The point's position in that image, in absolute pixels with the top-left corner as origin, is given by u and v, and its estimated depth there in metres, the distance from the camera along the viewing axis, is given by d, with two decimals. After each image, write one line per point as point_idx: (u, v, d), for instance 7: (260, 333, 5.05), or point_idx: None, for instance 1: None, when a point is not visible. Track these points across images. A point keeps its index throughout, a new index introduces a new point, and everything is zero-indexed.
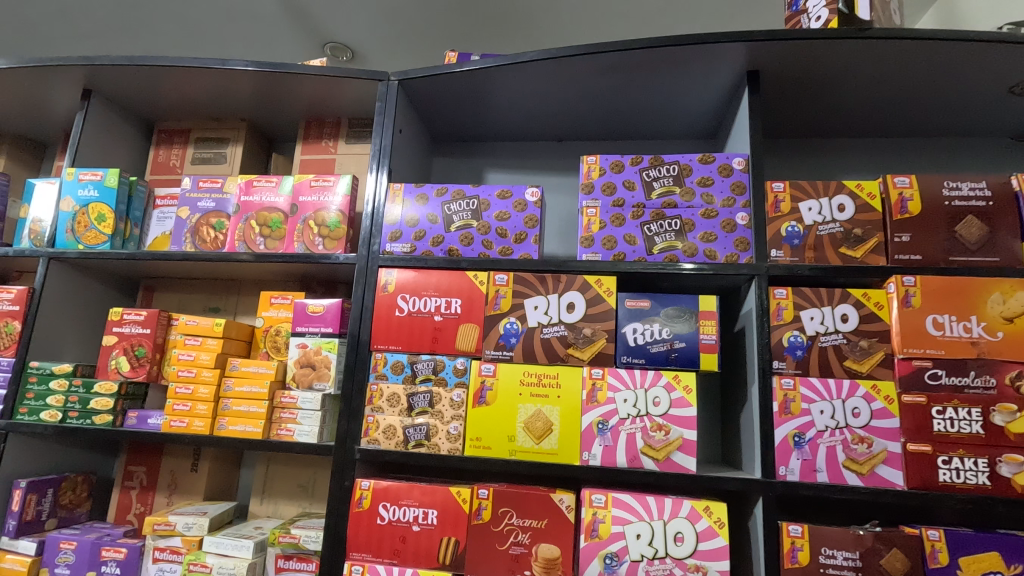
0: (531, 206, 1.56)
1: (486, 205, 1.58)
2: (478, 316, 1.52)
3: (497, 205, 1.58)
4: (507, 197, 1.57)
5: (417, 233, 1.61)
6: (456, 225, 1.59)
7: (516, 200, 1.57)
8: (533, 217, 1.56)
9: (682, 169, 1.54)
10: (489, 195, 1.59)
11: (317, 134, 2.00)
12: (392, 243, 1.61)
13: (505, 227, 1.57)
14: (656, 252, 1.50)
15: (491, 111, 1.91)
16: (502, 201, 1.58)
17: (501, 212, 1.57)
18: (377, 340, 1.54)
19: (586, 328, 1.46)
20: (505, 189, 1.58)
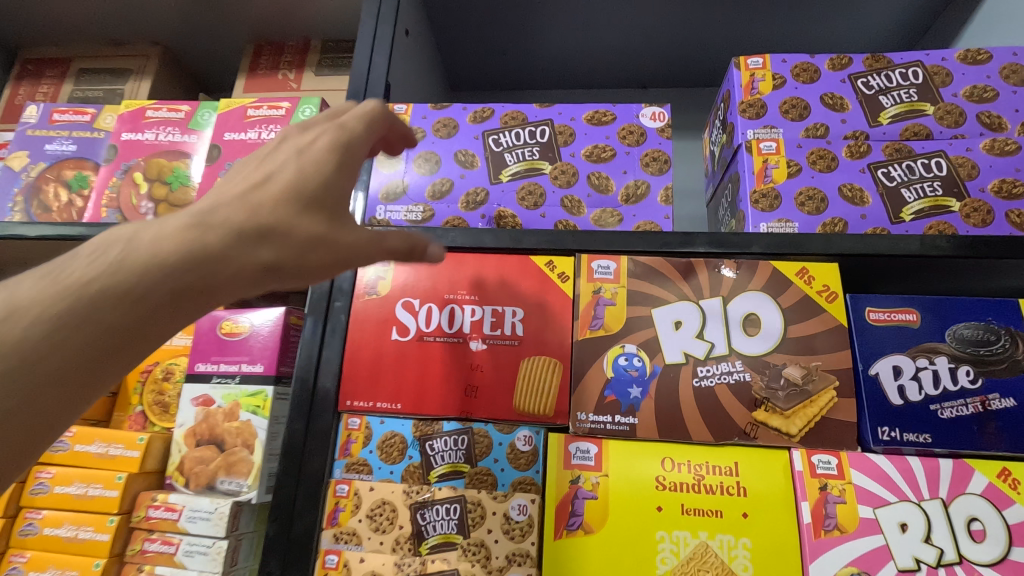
0: (652, 139, 0.84)
1: (567, 137, 0.85)
2: (559, 343, 0.76)
3: (588, 137, 0.85)
4: (606, 124, 0.85)
5: (436, 186, 0.85)
6: (511, 170, 0.84)
7: (621, 128, 0.85)
8: (659, 156, 0.83)
9: (932, 74, 0.83)
10: (570, 120, 0.86)
11: (270, 63, 1.27)
12: (388, 206, 0.85)
13: (604, 174, 0.83)
14: (910, 219, 0.77)
15: (547, 29, 1.15)
16: (597, 130, 0.85)
17: (595, 146, 0.84)
18: (353, 392, 0.76)
19: (790, 369, 0.70)
20: (599, 111, 0.86)
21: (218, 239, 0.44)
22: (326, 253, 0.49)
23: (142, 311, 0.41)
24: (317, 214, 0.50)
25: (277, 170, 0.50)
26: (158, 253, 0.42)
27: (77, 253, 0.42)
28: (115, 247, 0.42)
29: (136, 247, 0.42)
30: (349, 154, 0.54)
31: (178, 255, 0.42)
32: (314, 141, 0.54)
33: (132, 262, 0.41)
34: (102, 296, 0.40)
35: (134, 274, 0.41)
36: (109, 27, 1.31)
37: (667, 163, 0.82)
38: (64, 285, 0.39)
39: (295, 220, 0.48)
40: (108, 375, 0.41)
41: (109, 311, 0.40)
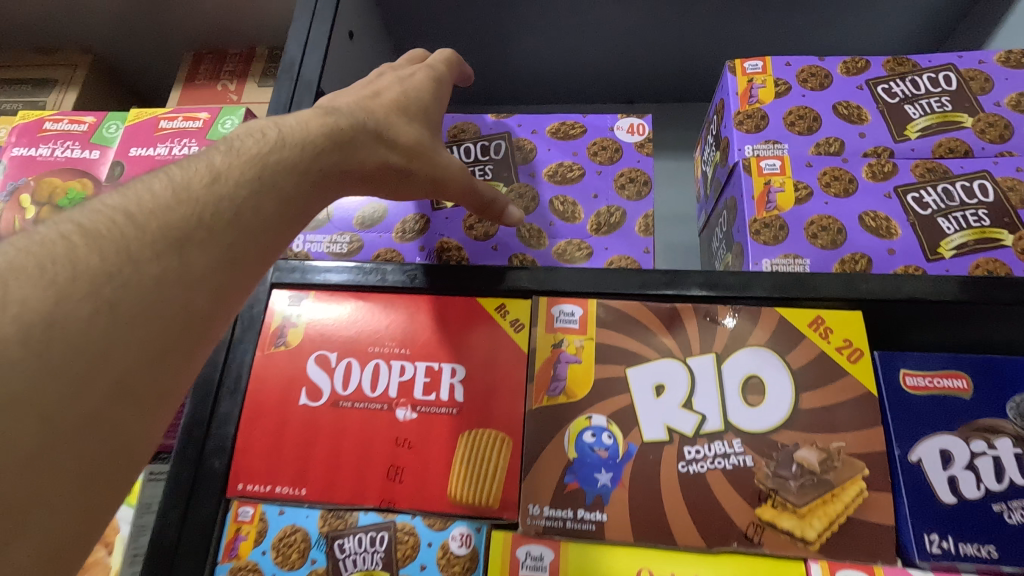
0: (628, 156, 0.69)
1: (526, 154, 0.70)
2: (508, 412, 0.59)
3: (552, 154, 0.70)
4: (574, 138, 0.70)
5: (364, 212, 0.70)
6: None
7: (591, 142, 0.70)
8: (637, 177, 0.68)
9: (968, 79, 0.68)
10: (531, 133, 0.71)
11: (210, 73, 1.13)
12: (308, 235, 0.71)
13: (570, 198, 0.68)
14: (951, 256, 0.61)
15: (517, 34, 1.00)
16: (563, 145, 0.70)
17: (560, 164, 0.69)
18: (246, 473, 0.60)
19: (805, 452, 0.54)
20: (566, 122, 0.71)
21: (346, 127, 0.51)
22: (433, 159, 0.59)
23: (313, 177, 0.46)
24: (420, 124, 0.61)
25: (385, 88, 0.61)
26: (311, 132, 0.47)
27: (232, 135, 0.45)
28: (269, 130, 0.46)
29: (288, 130, 0.46)
30: (441, 88, 0.67)
31: (325, 139, 0.48)
32: (413, 74, 0.66)
33: (295, 139, 0.46)
34: (282, 164, 0.43)
35: (300, 146, 0.46)
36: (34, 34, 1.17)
37: (648, 185, 0.68)
38: (244, 151, 0.43)
39: (399, 125, 0.58)
40: (286, 243, 0.43)
41: (289, 175, 0.43)
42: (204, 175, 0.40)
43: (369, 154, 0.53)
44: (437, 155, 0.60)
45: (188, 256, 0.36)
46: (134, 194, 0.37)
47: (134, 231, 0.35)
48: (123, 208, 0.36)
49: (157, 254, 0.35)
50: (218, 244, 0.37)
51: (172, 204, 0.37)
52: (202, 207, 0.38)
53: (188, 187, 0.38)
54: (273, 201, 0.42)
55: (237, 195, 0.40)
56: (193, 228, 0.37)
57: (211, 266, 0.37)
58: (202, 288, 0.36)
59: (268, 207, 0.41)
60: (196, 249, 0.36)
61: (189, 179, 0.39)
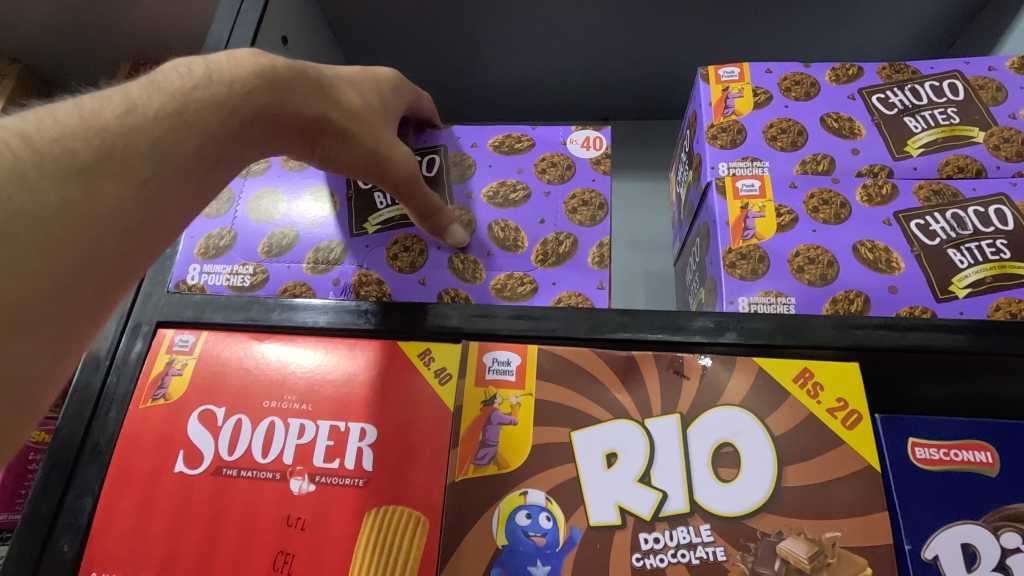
0: (582, 173, 0.60)
1: (463, 170, 0.61)
2: (425, 484, 0.48)
3: (492, 171, 0.61)
4: (519, 153, 0.62)
5: (272, 238, 0.62)
6: (379, 217, 0.61)
7: (539, 157, 0.61)
8: (591, 199, 0.59)
9: (978, 87, 0.59)
10: (470, 146, 0.62)
11: None
12: (205, 265, 0.61)
13: (512, 223, 0.59)
14: (965, 295, 0.51)
15: (476, 46, 0.92)
16: (506, 162, 0.61)
17: (501, 184, 0.60)
18: (101, 559, 0.48)
19: (790, 544, 0.43)
20: (511, 135, 0.62)
21: (286, 73, 0.46)
22: (378, 132, 0.53)
23: (242, 118, 0.42)
24: (374, 96, 0.54)
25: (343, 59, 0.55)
26: (241, 71, 0.43)
27: (158, 70, 0.42)
28: (197, 67, 0.42)
29: (215, 68, 0.43)
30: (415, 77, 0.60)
31: (260, 81, 0.44)
32: None
33: (223, 78, 0.42)
34: (202, 103, 0.40)
35: (227, 82, 0.42)
36: None
37: (603, 208, 0.59)
38: (163, 87, 0.40)
39: (346, 88, 0.52)
40: (212, 186, 0.40)
41: (213, 113, 0.40)
42: (116, 108, 0.37)
43: (310, 110, 0.48)
44: (385, 130, 0.54)
45: (94, 188, 0.34)
46: (34, 118, 0.35)
47: (29, 154, 0.33)
48: (19, 129, 0.34)
49: (56, 182, 0.33)
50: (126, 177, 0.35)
51: (77, 133, 0.35)
52: (103, 140, 0.35)
53: (95, 118, 0.36)
54: (194, 138, 0.39)
55: (147, 129, 0.37)
56: (99, 157, 0.35)
57: (118, 201, 0.34)
58: (115, 221, 0.34)
59: (185, 143, 0.38)
60: (105, 182, 0.34)
61: (101, 110, 0.37)
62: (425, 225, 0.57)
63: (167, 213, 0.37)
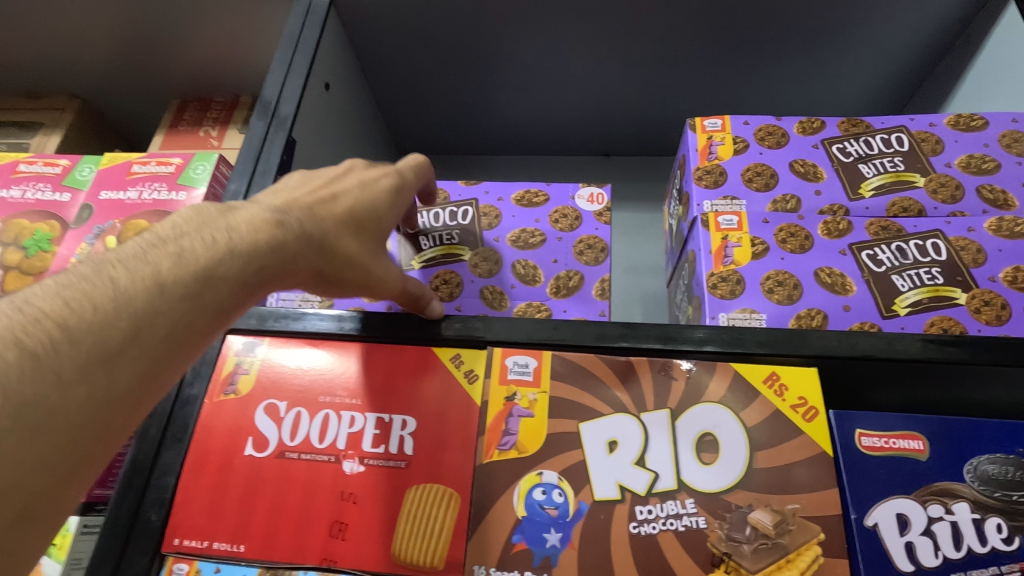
0: (587, 224, 0.72)
1: (492, 219, 0.72)
2: (457, 466, 0.58)
3: (516, 220, 0.72)
4: (537, 205, 0.73)
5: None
6: (425, 256, 0.70)
7: (553, 209, 0.72)
8: (595, 244, 0.70)
9: (920, 140, 0.70)
10: (497, 200, 0.73)
11: (194, 120, 1.16)
12: (281, 294, 0.72)
13: (531, 262, 0.70)
14: (906, 313, 0.61)
15: (492, 90, 1.03)
16: (526, 212, 0.72)
17: (522, 230, 0.71)
18: (184, 527, 0.57)
19: (760, 513, 0.52)
20: (531, 188, 0.74)
21: (294, 240, 0.49)
22: (369, 267, 0.57)
23: (255, 288, 0.46)
24: (367, 234, 0.57)
25: (343, 192, 0.57)
26: (257, 242, 0.46)
27: (181, 232, 0.44)
28: (219, 234, 0.45)
29: (237, 238, 0.46)
30: (401, 201, 0.62)
31: (269, 253, 0.47)
32: (377, 180, 0.61)
33: (244, 250, 0.45)
34: (222, 283, 0.43)
35: (247, 256, 0.45)
36: (27, 78, 1.23)
37: (604, 250, 0.70)
38: (188, 262, 0.42)
39: (344, 234, 0.55)
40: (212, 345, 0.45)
41: (231, 288, 0.44)
42: (146, 286, 0.40)
43: (308, 266, 0.51)
44: (375, 262, 0.58)
45: (115, 372, 0.37)
46: (65, 297, 0.37)
47: (65, 347, 0.35)
48: (58, 311, 0.36)
49: (81, 375, 0.36)
50: (145, 362, 0.39)
51: (108, 317, 0.38)
52: (134, 330, 0.38)
53: (122, 303, 0.38)
54: (206, 316, 0.42)
55: (168, 315, 0.40)
56: (124, 345, 0.38)
57: (135, 383, 0.38)
58: (123, 405, 0.38)
59: (197, 323, 0.42)
60: (127, 365, 0.38)
61: (132, 291, 0.39)
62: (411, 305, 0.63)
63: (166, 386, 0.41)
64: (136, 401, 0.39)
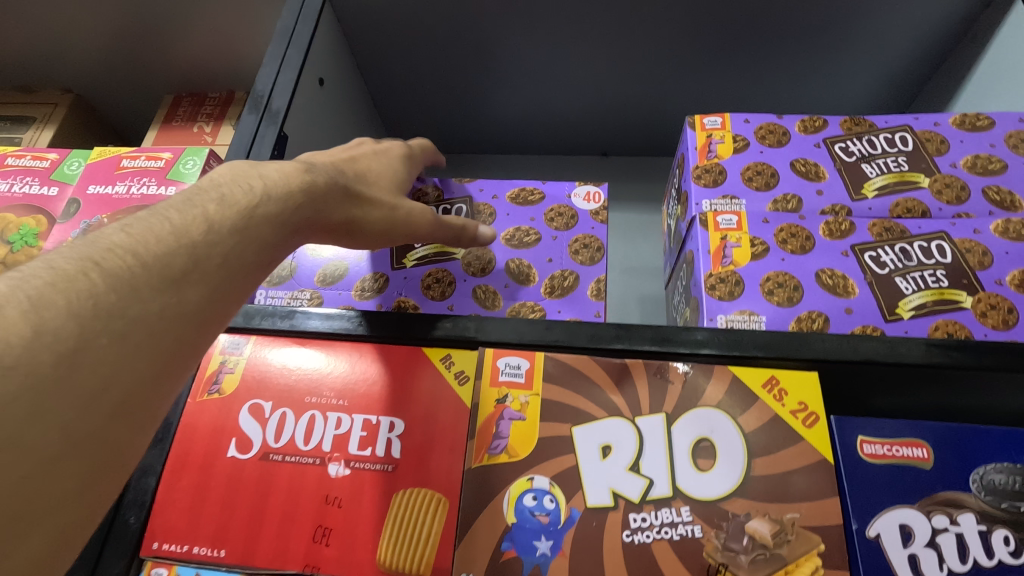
0: (583, 222, 0.70)
1: (485, 218, 0.70)
2: (445, 470, 0.56)
3: (509, 219, 0.70)
4: (532, 204, 0.71)
5: (325, 269, 0.70)
6: (416, 254, 0.69)
7: (548, 208, 0.71)
8: (591, 243, 0.69)
9: (925, 140, 0.68)
10: (492, 198, 0.72)
11: (187, 115, 1.14)
12: (269, 291, 0.70)
13: (525, 262, 0.68)
14: (909, 316, 0.60)
15: (490, 87, 1.02)
16: (521, 210, 0.71)
17: (516, 229, 0.70)
18: (164, 532, 0.56)
19: (758, 523, 0.51)
20: (525, 188, 0.72)
21: (324, 183, 0.51)
22: (398, 209, 0.59)
23: (292, 225, 0.47)
24: (388, 186, 0.60)
25: (360, 155, 0.60)
26: (291, 186, 0.48)
27: (220, 180, 0.45)
28: (256, 176, 0.46)
29: (272, 180, 0.47)
30: (412, 165, 0.66)
31: (303, 194, 0.48)
32: (389, 146, 0.65)
33: (279, 190, 0.46)
34: (267, 215, 0.44)
35: (280, 195, 0.46)
36: (21, 72, 1.21)
37: (600, 250, 0.68)
38: (233, 200, 0.43)
39: (366, 186, 0.58)
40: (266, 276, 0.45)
41: (270, 224, 0.45)
42: (197, 220, 0.41)
43: (340, 210, 0.53)
44: (403, 204, 0.60)
45: (183, 293, 0.38)
46: (129, 233, 0.38)
47: (136, 268, 0.36)
48: (127, 242, 0.37)
49: (154, 293, 0.36)
50: (208, 287, 0.39)
51: (170, 248, 0.38)
52: (197, 254, 0.39)
53: (181, 236, 0.39)
54: (256, 246, 0.43)
55: (224, 244, 0.41)
56: (188, 267, 0.38)
57: (203, 302, 0.39)
58: (194, 320, 0.38)
59: (250, 252, 0.43)
60: (191, 287, 0.38)
61: (189, 223, 0.40)
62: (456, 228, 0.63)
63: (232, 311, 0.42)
64: (206, 321, 0.39)
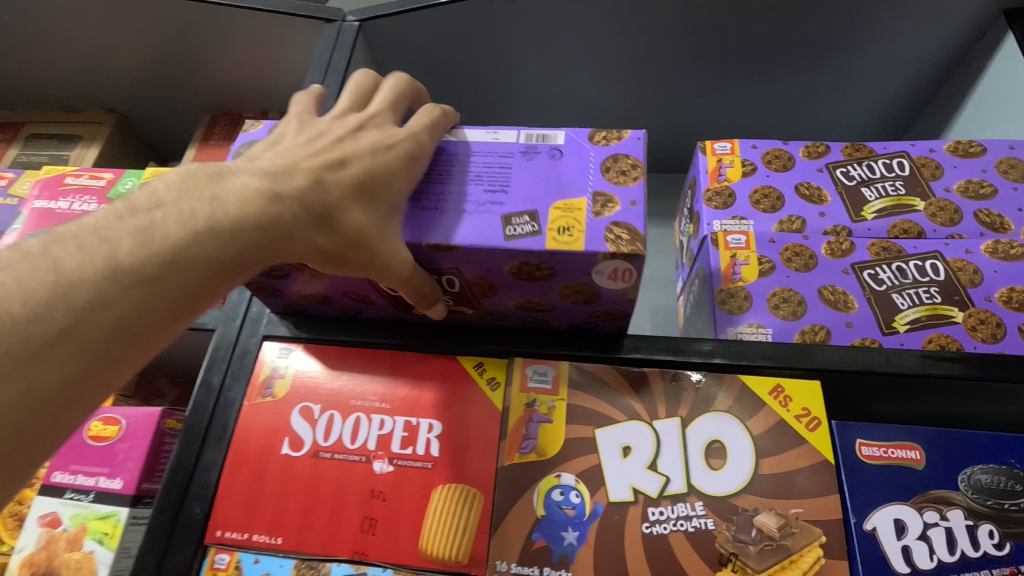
0: (606, 297, 0.60)
1: (486, 291, 0.62)
2: (480, 468, 0.62)
3: (515, 291, 0.61)
4: (539, 279, 0.59)
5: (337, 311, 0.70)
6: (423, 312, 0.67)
7: (563, 285, 0.59)
8: (614, 313, 0.63)
9: (920, 165, 0.74)
10: (486, 272, 0.59)
11: (224, 134, 1.22)
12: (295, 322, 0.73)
13: (540, 319, 0.66)
14: (905, 330, 0.65)
15: (510, 108, 1.09)
16: (528, 287, 0.60)
17: (525, 298, 0.62)
18: (224, 521, 0.62)
19: (766, 517, 0.56)
20: (529, 263, 0.57)
21: (287, 214, 0.49)
22: (380, 244, 0.53)
23: (226, 269, 0.45)
24: (380, 207, 0.54)
25: (353, 157, 0.54)
26: (239, 219, 0.46)
27: (150, 216, 0.44)
28: (202, 209, 0.46)
29: (212, 217, 0.45)
30: (419, 166, 0.58)
31: (254, 231, 0.47)
32: (393, 145, 0.57)
33: (219, 230, 0.45)
34: (189, 264, 0.43)
35: (219, 240, 0.45)
36: (70, 94, 1.29)
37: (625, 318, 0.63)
38: (155, 239, 0.43)
39: (353, 207, 0.53)
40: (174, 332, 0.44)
41: (197, 271, 0.44)
42: (97, 270, 0.40)
43: (304, 240, 0.50)
44: (390, 234, 0.55)
45: (41, 370, 0.37)
46: (16, 269, 0.39)
47: None
48: None
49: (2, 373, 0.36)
50: (83, 356, 0.39)
51: (40, 309, 0.38)
52: (77, 316, 0.39)
53: (69, 284, 0.39)
54: (166, 304, 0.42)
55: (119, 304, 0.40)
56: (54, 337, 0.38)
57: (65, 380, 0.38)
58: (51, 401, 0.37)
59: (156, 312, 0.42)
60: (52, 363, 0.38)
61: (84, 270, 0.40)
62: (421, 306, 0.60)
63: (113, 379, 0.41)
64: (69, 404, 0.39)
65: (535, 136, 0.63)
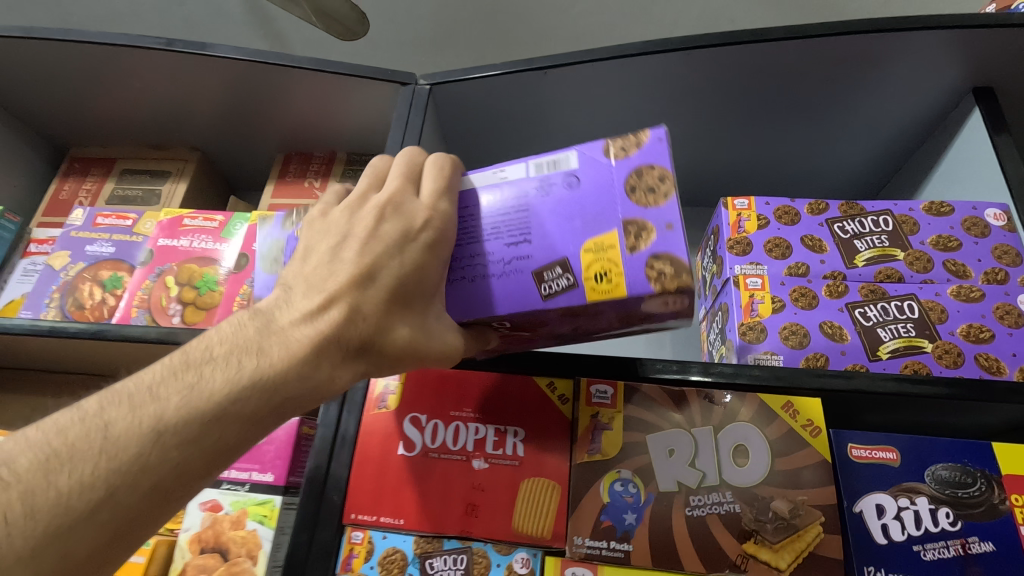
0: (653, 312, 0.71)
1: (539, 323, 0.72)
2: (557, 465, 0.79)
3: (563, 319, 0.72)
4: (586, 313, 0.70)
5: None
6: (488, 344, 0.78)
7: (615, 314, 0.70)
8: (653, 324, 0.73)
9: (902, 222, 0.91)
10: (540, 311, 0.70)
11: (298, 172, 1.39)
12: None
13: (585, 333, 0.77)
14: (887, 357, 0.83)
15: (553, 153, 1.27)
16: (572, 317, 0.71)
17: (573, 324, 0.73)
18: (357, 507, 0.79)
19: (779, 502, 0.74)
20: (574, 304, 0.68)
21: (323, 350, 0.58)
22: (414, 357, 0.63)
23: (256, 419, 0.55)
24: (419, 312, 0.64)
25: (382, 268, 0.62)
26: (273, 372, 0.56)
27: (195, 376, 0.55)
28: (246, 362, 0.56)
29: (246, 375, 0.56)
30: (444, 250, 0.66)
31: (285, 381, 0.56)
32: (415, 237, 0.65)
33: (251, 387, 0.55)
34: (217, 424, 0.53)
35: (250, 398, 0.55)
36: (156, 134, 1.46)
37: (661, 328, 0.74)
38: (195, 400, 0.53)
39: (394, 320, 0.62)
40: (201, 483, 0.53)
41: (230, 427, 0.54)
42: (145, 433, 0.51)
43: (345, 366, 0.60)
44: (428, 338, 0.64)
45: (88, 526, 0.48)
46: (69, 437, 0.50)
47: (48, 499, 0.47)
48: (56, 462, 0.48)
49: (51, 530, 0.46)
50: (123, 511, 0.49)
51: (92, 473, 0.49)
52: (122, 476, 0.49)
53: (119, 446, 0.50)
54: (203, 457, 0.53)
55: (156, 464, 0.50)
56: (101, 498, 0.48)
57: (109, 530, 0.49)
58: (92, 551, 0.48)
59: (190, 466, 0.52)
60: (98, 518, 0.48)
61: (133, 433, 0.51)
62: (473, 346, 0.71)
63: (145, 527, 0.51)
64: (100, 561, 0.49)
65: (546, 164, 0.74)
